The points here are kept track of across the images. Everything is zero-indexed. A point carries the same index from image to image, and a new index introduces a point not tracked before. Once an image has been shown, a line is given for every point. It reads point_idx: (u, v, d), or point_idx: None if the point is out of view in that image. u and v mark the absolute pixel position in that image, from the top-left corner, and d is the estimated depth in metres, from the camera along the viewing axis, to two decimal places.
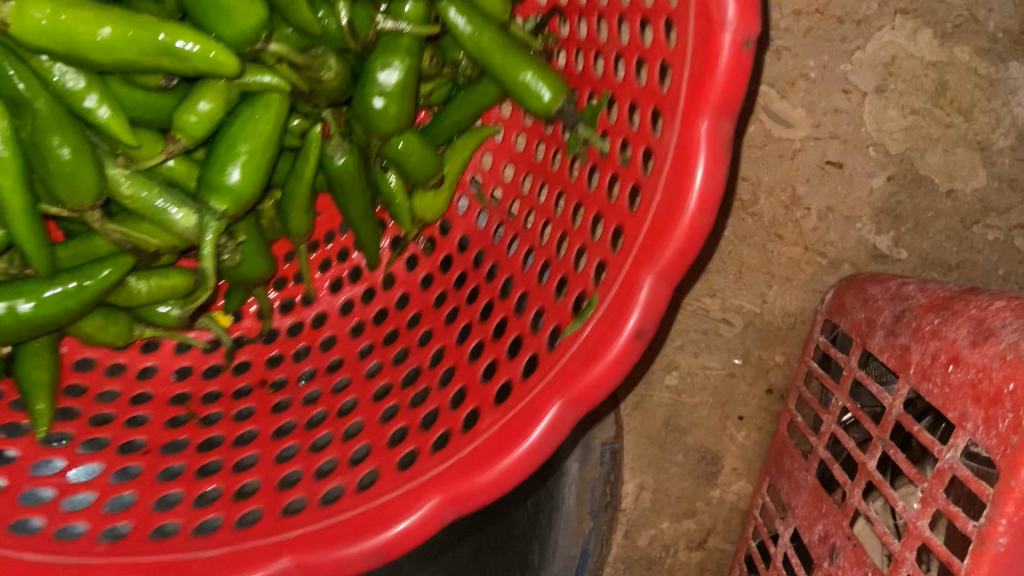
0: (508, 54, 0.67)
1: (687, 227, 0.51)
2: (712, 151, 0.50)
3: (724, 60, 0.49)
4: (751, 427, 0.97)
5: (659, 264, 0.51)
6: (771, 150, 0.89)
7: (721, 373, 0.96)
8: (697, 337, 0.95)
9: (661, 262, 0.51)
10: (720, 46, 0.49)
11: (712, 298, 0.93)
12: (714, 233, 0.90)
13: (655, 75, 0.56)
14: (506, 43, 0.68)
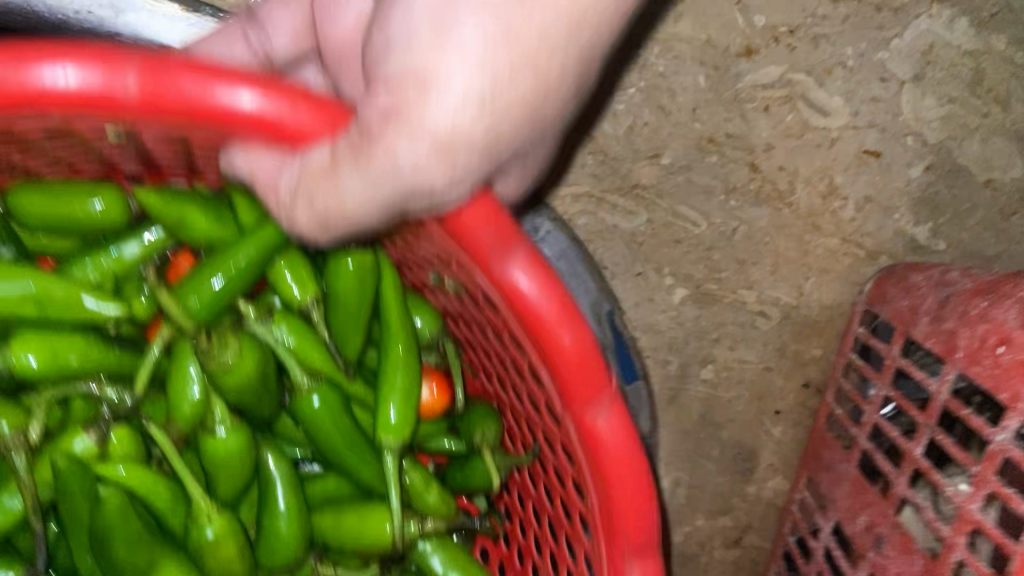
0: (353, 308, 0.65)
1: (581, 342, 0.50)
2: (548, 266, 0.50)
3: (567, 341, 0.50)
4: (787, 422, 0.96)
5: (606, 486, 0.52)
6: (808, 139, 0.87)
7: (758, 368, 0.94)
8: (734, 331, 0.92)
9: (606, 483, 0.52)
10: (538, 306, 0.49)
11: (749, 291, 0.91)
12: (751, 224, 0.88)
13: (516, 349, 0.55)
14: (352, 298, 0.64)
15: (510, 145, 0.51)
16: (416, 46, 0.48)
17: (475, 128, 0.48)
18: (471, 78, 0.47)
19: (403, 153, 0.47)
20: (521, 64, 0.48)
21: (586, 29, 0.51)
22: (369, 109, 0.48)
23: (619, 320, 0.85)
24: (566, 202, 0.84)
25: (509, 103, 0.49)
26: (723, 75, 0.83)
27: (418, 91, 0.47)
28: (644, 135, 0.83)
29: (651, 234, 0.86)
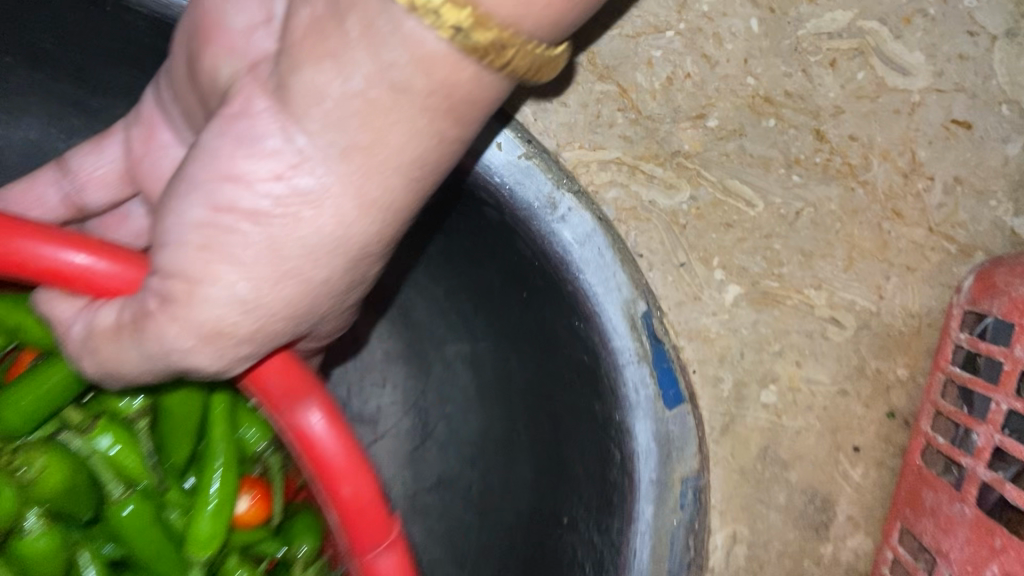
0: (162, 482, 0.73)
1: (350, 463, 0.62)
2: (337, 420, 0.62)
3: (335, 454, 0.61)
4: (869, 462, 0.76)
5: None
6: (883, 103, 0.71)
7: (831, 391, 0.75)
8: (800, 342, 0.74)
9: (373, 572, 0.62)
10: (325, 453, 0.61)
11: (818, 290, 0.73)
12: (819, 207, 0.72)
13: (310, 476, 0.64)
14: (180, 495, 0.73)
15: (268, 334, 0.60)
16: (197, 230, 0.57)
17: (236, 326, 0.58)
18: (251, 272, 0.57)
19: (168, 340, 0.58)
20: (284, 278, 0.58)
21: (350, 245, 0.58)
22: (170, 280, 0.57)
23: (659, 327, 0.72)
24: (592, 169, 0.69)
25: (270, 307, 0.58)
26: (779, 20, 0.69)
27: (185, 289, 0.57)
28: (684, 90, 0.68)
29: (696, 215, 0.70)
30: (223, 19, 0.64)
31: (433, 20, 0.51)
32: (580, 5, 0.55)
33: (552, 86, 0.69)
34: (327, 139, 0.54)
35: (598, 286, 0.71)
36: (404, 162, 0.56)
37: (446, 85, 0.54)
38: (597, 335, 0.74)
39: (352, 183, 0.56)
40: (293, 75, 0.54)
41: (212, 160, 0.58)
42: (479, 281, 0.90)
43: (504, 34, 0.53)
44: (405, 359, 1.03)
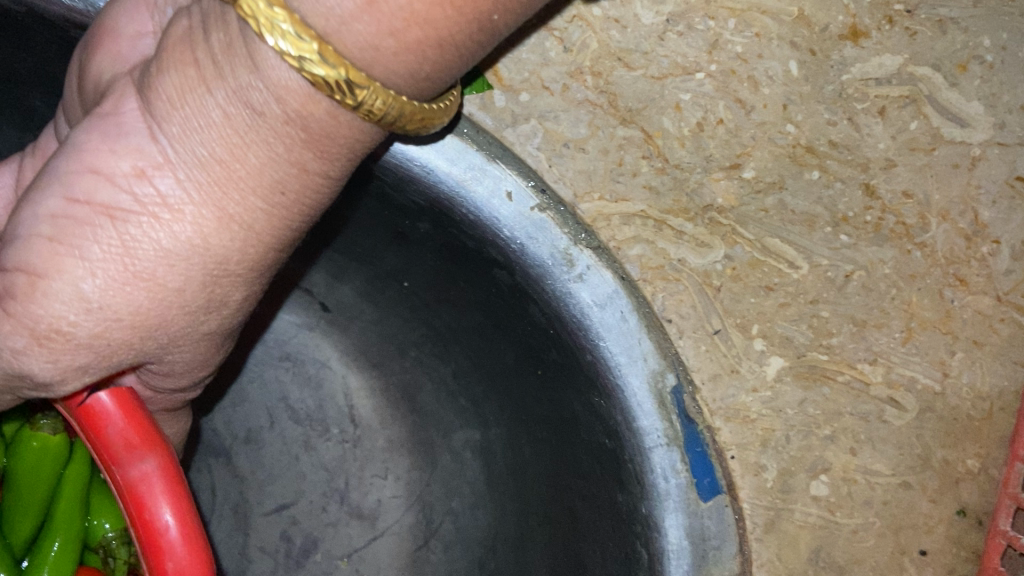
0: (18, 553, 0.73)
1: (184, 534, 0.53)
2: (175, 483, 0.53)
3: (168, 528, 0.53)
4: (937, 568, 0.65)
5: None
6: (939, 156, 0.63)
7: (891, 483, 0.65)
8: (854, 426, 0.64)
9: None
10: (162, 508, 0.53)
11: (872, 366, 0.64)
12: (871, 271, 0.63)
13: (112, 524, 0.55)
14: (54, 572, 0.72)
15: (105, 349, 0.51)
16: (50, 221, 0.49)
17: (64, 342, 0.50)
18: (103, 263, 0.49)
19: (1, 341, 0.49)
20: (131, 281, 0.49)
21: (210, 261, 0.50)
22: (15, 272, 0.49)
23: (690, 404, 0.64)
24: (614, 223, 0.63)
25: (117, 311, 0.50)
26: (821, 64, 0.62)
27: (27, 284, 0.48)
28: (717, 138, 0.62)
29: (732, 275, 0.63)
30: (113, 31, 0.57)
31: (277, 46, 0.45)
32: (443, 57, 0.48)
33: (572, 131, 0.62)
34: (190, 143, 0.48)
35: (621, 356, 0.62)
36: (257, 190, 0.50)
37: (297, 119, 0.48)
38: (618, 416, 0.64)
39: (210, 192, 0.49)
40: (155, 86, 0.49)
41: (77, 153, 0.50)
42: (490, 359, 0.81)
43: (352, 73, 0.46)
44: (411, 449, 0.94)
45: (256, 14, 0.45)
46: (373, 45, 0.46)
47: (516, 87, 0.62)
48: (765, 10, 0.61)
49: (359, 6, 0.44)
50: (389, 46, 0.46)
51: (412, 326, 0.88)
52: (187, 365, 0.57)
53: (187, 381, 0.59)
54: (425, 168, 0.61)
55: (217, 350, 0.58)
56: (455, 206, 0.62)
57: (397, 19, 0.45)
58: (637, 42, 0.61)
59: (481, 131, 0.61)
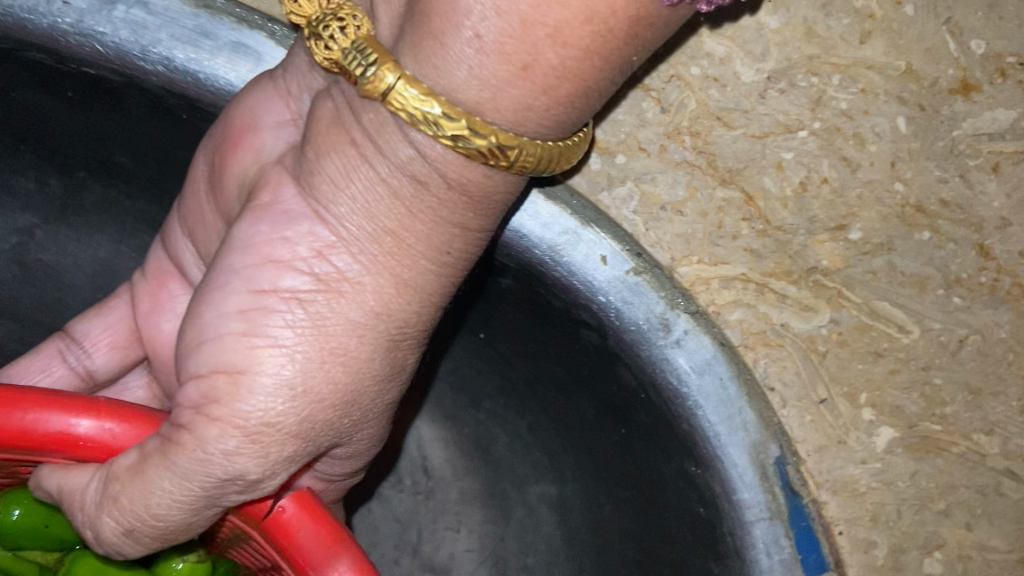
0: None
1: None
2: None
3: None
4: None
5: None
6: None
7: (1009, 560, 0.61)
8: (971, 499, 0.61)
9: None
10: None
11: (989, 437, 0.60)
12: (987, 335, 0.60)
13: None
14: None
15: (308, 432, 0.50)
16: (239, 316, 0.48)
17: (267, 432, 0.48)
18: (301, 345, 0.48)
19: (209, 444, 0.48)
20: (328, 358, 0.48)
21: (395, 327, 0.49)
22: (211, 376, 0.48)
23: (795, 475, 0.61)
24: (712, 287, 0.61)
25: (320, 392, 0.49)
26: (931, 119, 0.58)
27: (228, 384, 0.48)
28: (821, 197, 0.59)
29: (838, 340, 0.61)
30: (251, 125, 0.52)
31: (429, 132, 0.44)
32: (588, 104, 0.45)
33: (668, 194, 0.60)
34: (361, 221, 0.47)
35: (721, 425, 0.60)
36: (427, 254, 0.48)
37: (458, 185, 0.46)
38: (717, 487, 0.61)
39: (385, 262, 0.47)
40: (316, 169, 0.48)
41: (247, 245, 0.49)
42: (570, 415, 0.72)
43: (503, 137, 0.44)
44: (484, 504, 0.83)
45: (405, 107, 0.43)
46: (525, 107, 0.43)
47: (612, 149, 0.60)
48: (871, 65, 0.57)
49: (513, 72, 0.42)
50: (542, 104, 0.44)
51: (488, 376, 0.77)
52: (364, 444, 0.56)
53: (358, 461, 0.58)
54: (519, 233, 0.59)
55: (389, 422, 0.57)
56: (546, 271, 0.60)
57: (550, 79, 0.42)
58: (737, 100, 0.58)
59: (576, 194, 0.60)
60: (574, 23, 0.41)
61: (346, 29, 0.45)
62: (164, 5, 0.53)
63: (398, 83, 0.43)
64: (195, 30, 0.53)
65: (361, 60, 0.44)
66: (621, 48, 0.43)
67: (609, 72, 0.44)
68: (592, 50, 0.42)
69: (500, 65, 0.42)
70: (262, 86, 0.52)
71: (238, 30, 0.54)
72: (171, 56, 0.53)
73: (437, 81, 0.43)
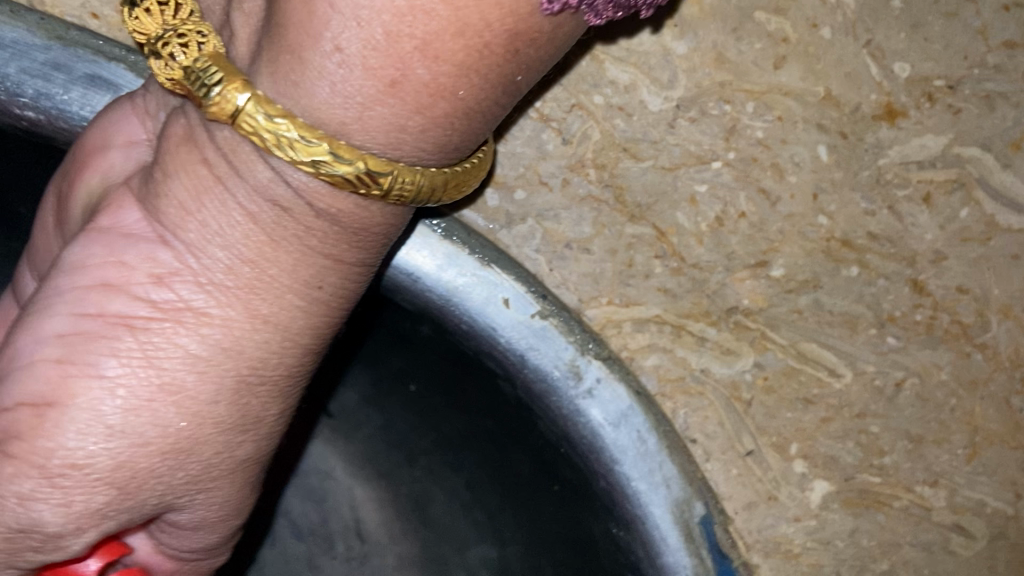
0: None
1: None
2: None
3: None
4: None
5: None
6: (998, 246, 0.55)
7: None
8: (916, 558, 0.57)
9: None
10: None
11: (934, 490, 0.56)
12: (925, 378, 0.55)
13: None
14: None
15: (128, 481, 0.44)
16: (58, 341, 0.43)
17: (73, 477, 0.43)
18: (125, 378, 0.43)
19: (4, 485, 0.43)
20: (158, 395, 0.43)
21: (244, 367, 0.44)
22: (16, 408, 0.43)
23: (723, 536, 0.56)
24: (625, 330, 0.56)
25: (145, 433, 0.43)
26: (854, 148, 0.54)
27: (33, 417, 0.42)
28: (740, 233, 0.55)
29: (764, 386, 0.56)
30: (103, 145, 0.48)
31: (287, 157, 0.38)
32: (469, 127, 0.40)
33: (575, 231, 0.56)
34: (209, 248, 0.42)
35: (641, 483, 0.55)
36: (292, 286, 0.43)
37: (327, 214, 0.41)
38: (641, 551, 0.55)
39: (236, 295, 0.42)
40: (164, 192, 0.43)
41: (79, 267, 0.44)
42: (500, 468, 0.60)
43: (373, 162, 0.39)
44: (423, 570, 0.69)
45: (259, 130, 0.38)
46: (397, 127, 0.38)
47: (510, 184, 0.55)
48: (787, 92, 0.54)
49: (380, 90, 0.37)
50: (416, 125, 0.38)
51: (419, 430, 0.64)
52: (217, 517, 0.49)
53: (219, 536, 0.51)
54: (413, 274, 0.54)
55: (251, 491, 0.51)
56: (445, 317, 0.54)
57: (422, 96, 0.37)
58: (644, 131, 0.54)
59: (474, 232, 0.55)
60: (443, 35, 0.35)
61: (189, 46, 0.40)
62: (12, 37, 0.49)
63: (249, 105, 0.38)
64: (47, 63, 0.49)
65: (206, 80, 0.39)
66: (500, 65, 0.37)
67: (491, 93, 0.38)
68: (466, 66, 0.36)
69: (366, 81, 0.37)
70: (119, 106, 0.49)
71: (94, 62, 0.51)
72: (20, 91, 0.49)
73: (297, 101, 0.38)
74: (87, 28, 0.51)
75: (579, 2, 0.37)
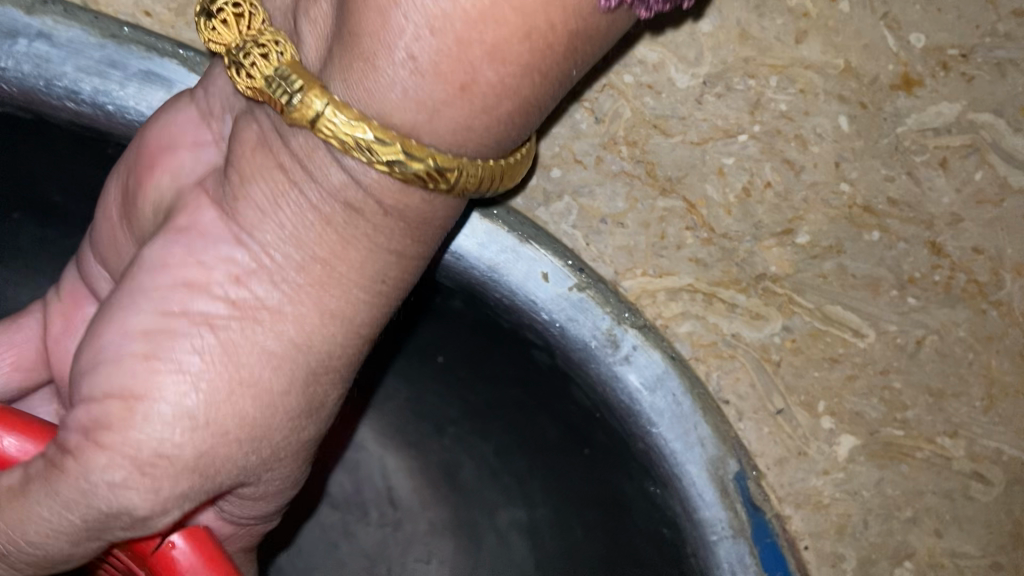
0: None
1: None
2: None
3: None
4: None
5: None
6: (1013, 206, 0.57)
7: (982, 566, 0.60)
8: (938, 506, 0.59)
9: None
10: None
11: (954, 441, 0.59)
12: (944, 335, 0.58)
13: None
14: None
15: (207, 467, 0.47)
16: (142, 338, 0.46)
17: (160, 468, 0.46)
18: (205, 372, 0.45)
19: (95, 473, 0.45)
20: (235, 387, 0.46)
21: (314, 361, 0.47)
22: (105, 401, 0.46)
23: (756, 491, 0.59)
24: (659, 300, 0.59)
25: (225, 423, 0.46)
26: (873, 117, 0.56)
27: (124, 409, 0.45)
28: (766, 202, 0.57)
29: (792, 348, 0.59)
30: (166, 147, 0.50)
31: (364, 158, 0.40)
32: (525, 124, 0.42)
33: (608, 207, 0.58)
34: (284, 248, 0.44)
35: (677, 442, 0.58)
36: (360, 282, 0.45)
37: (394, 210, 0.43)
38: (677, 506, 0.59)
39: (307, 291, 0.45)
40: (240, 194, 0.45)
41: (161, 266, 0.47)
42: (530, 435, 0.64)
43: (441, 159, 0.41)
44: (453, 534, 0.72)
45: (337, 134, 0.40)
46: (464, 127, 0.40)
47: (546, 162, 0.58)
48: (809, 65, 0.56)
49: (452, 93, 0.39)
50: (481, 123, 0.40)
51: (449, 402, 0.68)
52: (284, 491, 0.52)
53: (276, 508, 0.55)
54: (457, 254, 0.56)
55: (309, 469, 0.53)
56: (489, 292, 0.57)
57: (490, 96, 0.39)
58: (672, 107, 0.56)
59: (513, 211, 0.58)
60: (511, 41, 0.38)
61: (270, 56, 0.42)
62: (68, 37, 0.51)
63: (327, 109, 0.40)
64: (102, 61, 0.51)
65: (287, 87, 0.41)
66: (559, 60, 0.40)
67: (548, 87, 0.40)
68: (532, 66, 0.39)
69: (437, 85, 0.39)
70: (179, 109, 0.51)
71: (147, 58, 0.52)
72: (78, 89, 0.51)
73: (371, 104, 0.40)
74: (139, 26, 0.53)
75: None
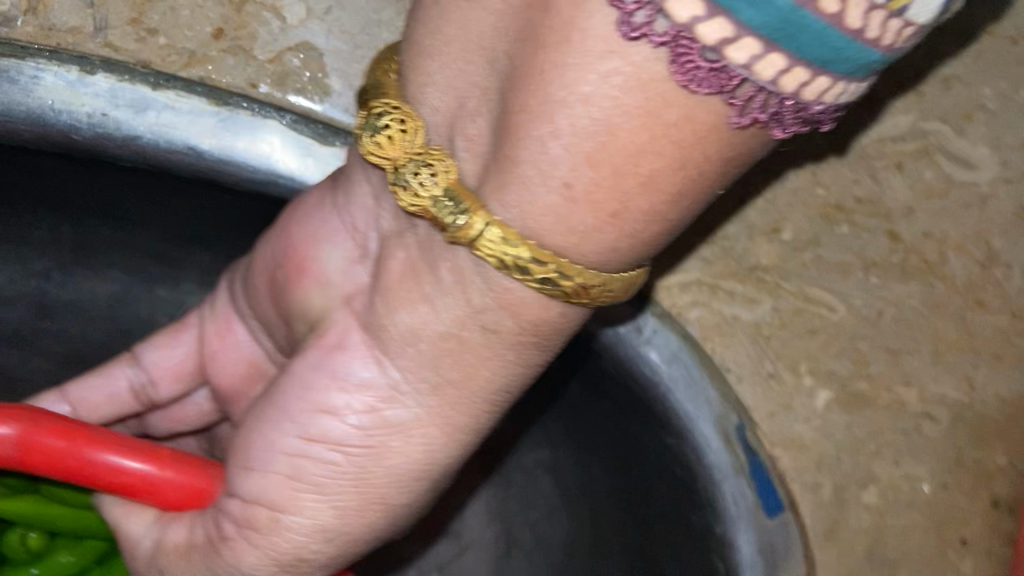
0: None
1: None
2: None
3: None
4: (978, 554, 0.72)
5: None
6: (954, 198, 0.72)
7: (932, 486, 0.72)
8: (897, 440, 0.73)
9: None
10: None
11: (908, 388, 0.73)
12: (900, 305, 0.72)
13: None
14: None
15: (355, 478, 0.59)
16: (316, 374, 0.59)
17: (337, 480, 0.59)
18: (369, 402, 0.58)
19: (312, 452, 0.59)
20: (368, 429, 0.58)
21: (439, 424, 0.58)
22: (315, 406, 0.59)
23: (751, 439, 0.72)
24: (674, 292, 0.73)
25: (394, 446, 0.58)
26: (843, 135, 0.72)
27: (332, 415, 0.59)
28: (758, 207, 0.72)
29: (779, 324, 0.73)
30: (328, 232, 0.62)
31: (520, 275, 0.51)
32: (655, 224, 0.49)
33: None
34: (423, 329, 0.55)
35: (687, 402, 0.72)
36: (521, 348, 0.55)
37: (536, 312, 0.53)
38: (690, 453, 0.72)
39: (435, 368, 0.56)
40: (389, 271, 0.57)
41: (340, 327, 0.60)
42: (587, 418, 0.78)
43: (586, 276, 0.51)
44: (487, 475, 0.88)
45: (495, 253, 0.50)
46: (611, 249, 0.50)
47: None
48: None
49: (602, 220, 0.49)
50: (623, 245, 0.50)
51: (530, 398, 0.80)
52: (398, 531, 0.64)
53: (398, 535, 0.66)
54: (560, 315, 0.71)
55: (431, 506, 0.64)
56: None
57: (636, 225, 0.49)
58: None
59: None
60: (667, 172, 0.47)
61: (436, 173, 0.52)
62: (188, 106, 0.64)
63: (489, 230, 0.50)
64: (217, 123, 0.65)
65: (453, 209, 0.51)
66: (687, 180, 0.47)
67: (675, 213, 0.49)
68: (679, 194, 0.48)
69: (591, 215, 0.48)
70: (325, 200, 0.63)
71: (253, 121, 0.65)
72: (199, 146, 0.65)
73: (527, 224, 0.50)
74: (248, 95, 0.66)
75: (770, 117, 0.44)
